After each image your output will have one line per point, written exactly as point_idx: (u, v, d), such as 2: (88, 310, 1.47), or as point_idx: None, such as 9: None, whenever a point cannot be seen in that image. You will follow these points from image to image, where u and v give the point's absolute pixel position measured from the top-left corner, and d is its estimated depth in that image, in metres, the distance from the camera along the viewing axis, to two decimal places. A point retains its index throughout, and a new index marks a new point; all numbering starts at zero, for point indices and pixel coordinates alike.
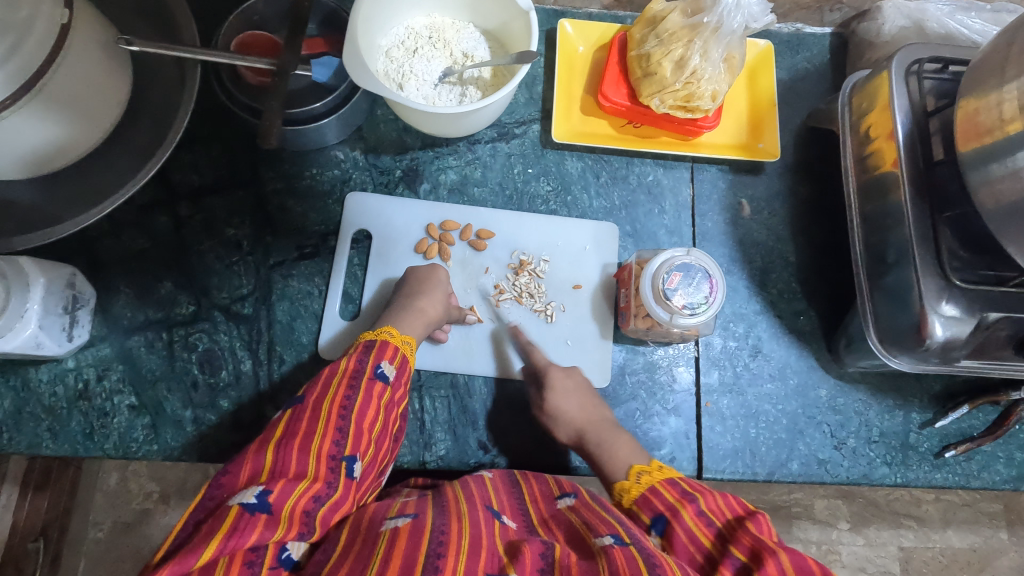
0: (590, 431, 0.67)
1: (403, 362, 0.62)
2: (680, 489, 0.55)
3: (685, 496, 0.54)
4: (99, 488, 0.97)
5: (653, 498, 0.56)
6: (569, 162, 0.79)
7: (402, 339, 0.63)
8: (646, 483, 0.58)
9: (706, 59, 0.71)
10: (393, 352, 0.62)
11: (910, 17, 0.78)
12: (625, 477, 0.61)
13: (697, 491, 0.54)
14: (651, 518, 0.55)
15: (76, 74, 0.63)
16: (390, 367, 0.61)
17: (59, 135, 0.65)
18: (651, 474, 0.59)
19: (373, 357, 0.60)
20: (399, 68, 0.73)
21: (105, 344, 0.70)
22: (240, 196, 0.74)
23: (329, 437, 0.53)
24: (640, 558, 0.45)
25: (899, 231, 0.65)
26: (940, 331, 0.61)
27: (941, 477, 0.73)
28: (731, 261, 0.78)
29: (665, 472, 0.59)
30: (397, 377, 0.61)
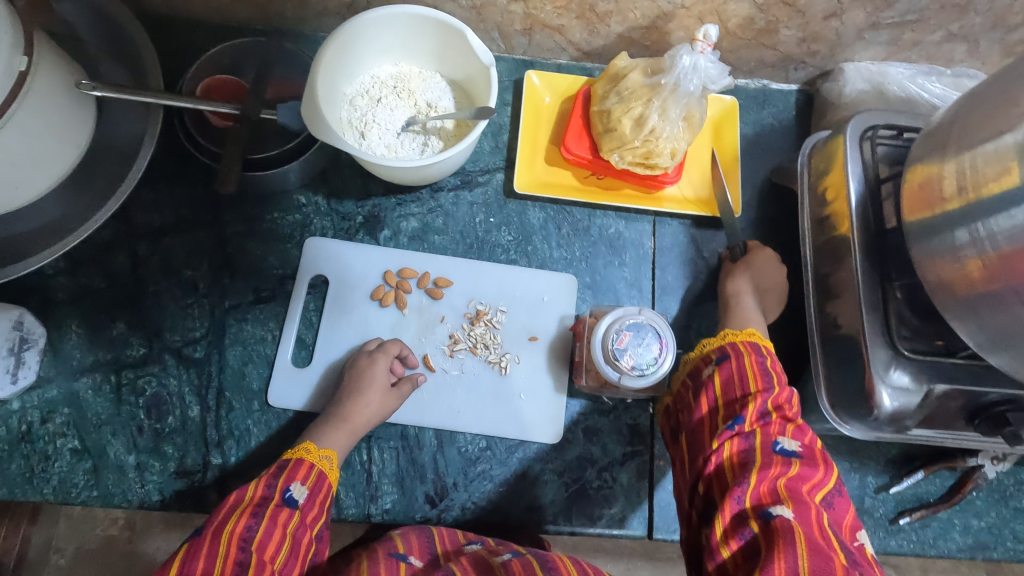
0: (753, 302, 0.72)
1: (319, 479, 0.62)
2: (766, 365, 0.60)
3: (764, 370, 0.59)
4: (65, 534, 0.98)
5: (729, 350, 0.62)
6: (532, 212, 0.80)
7: (320, 454, 0.63)
8: (744, 338, 0.64)
9: (664, 117, 0.71)
10: (304, 473, 0.61)
11: (871, 80, 0.79)
12: (735, 329, 0.67)
13: (777, 380, 0.58)
14: (716, 362, 0.62)
15: (37, 118, 0.63)
16: (300, 489, 0.60)
17: (15, 177, 0.65)
18: (735, 335, 0.65)
19: (282, 480, 0.60)
20: (363, 116, 0.74)
21: (52, 385, 0.69)
22: (199, 238, 0.74)
23: (228, 572, 0.50)
24: (534, 563, 0.54)
25: (850, 297, 0.65)
26: (889, 401, 0.61)
27: (896, 544, 0.72)
28: (690, 316, 0.78)
29: (757, 340, 0.64)
30: (309, 500, 0.60)
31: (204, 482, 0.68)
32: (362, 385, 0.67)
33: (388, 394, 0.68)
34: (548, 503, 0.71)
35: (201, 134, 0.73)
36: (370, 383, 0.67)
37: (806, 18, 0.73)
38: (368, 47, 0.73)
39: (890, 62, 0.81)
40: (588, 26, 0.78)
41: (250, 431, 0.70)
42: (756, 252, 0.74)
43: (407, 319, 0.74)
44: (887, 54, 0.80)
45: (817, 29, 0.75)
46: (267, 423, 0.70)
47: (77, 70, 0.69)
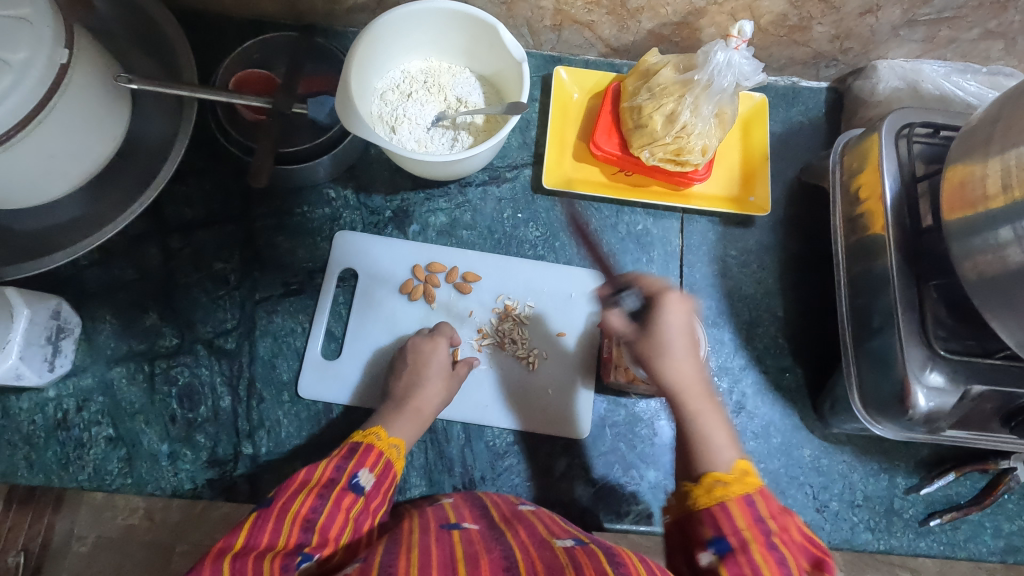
0: (689, 392, 0.56)
1: (386, 468, 0.62)
2: (755, 513, 0.48)
3: (756, 524, 0.47)
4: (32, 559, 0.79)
5: (720, 521, 0.48)
6: (559, 209, 0.80)
7: (389, 443, 0.63)
8: (715, 497, 0.50)
9: (696, 114, 0.71)
10: (372, 461, 0.61)
11: (905, 78, 0.79)
12: (695, 480, 0.52)
13: (775, 519, 0.48)
14: (711, 536, 0.48)
15: (73, 112, 0.64)
16: (367, 476, 0.60)
17: (50, 167, 0.66)
18: (728, 483, 0.50)
19: (352, 464, 0.60)
20: (393, 111, 0.74)
21: (87, 374, 0.70)
22: (230, 231, 0.75)
23: (290, 550, 0.51)
24: (599, 552, 0.51)
25: (884, 296, 0.65)
26: (923, 402, 0.60)
27: (925, 545, 0.72)
28: (717, 313, 0.78)
29: (745, 485, 0.50)
30: (374, 488, 0.60)
31: (235, 472, 0.69)
32: (423, 368, 0.69)
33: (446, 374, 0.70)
34: (574, 498, 0.71)
35: (233, 127, 0.73)
36: (432, 364, 0.69)
37: (841, 15, 0.73)
38: (399, 42, 0.74)
39: (924, 59, 0.80)
40: (618, 22, 0.77)
41: (280, 423, 0.71)
42: (668, 303, 0.56)
43: (435, 313, 0.75)
44: (921, 52, 0.79)
45: (852, 25, 0.74)
46: (297, 415, 0.71)
47: (112, 63, 0.69)
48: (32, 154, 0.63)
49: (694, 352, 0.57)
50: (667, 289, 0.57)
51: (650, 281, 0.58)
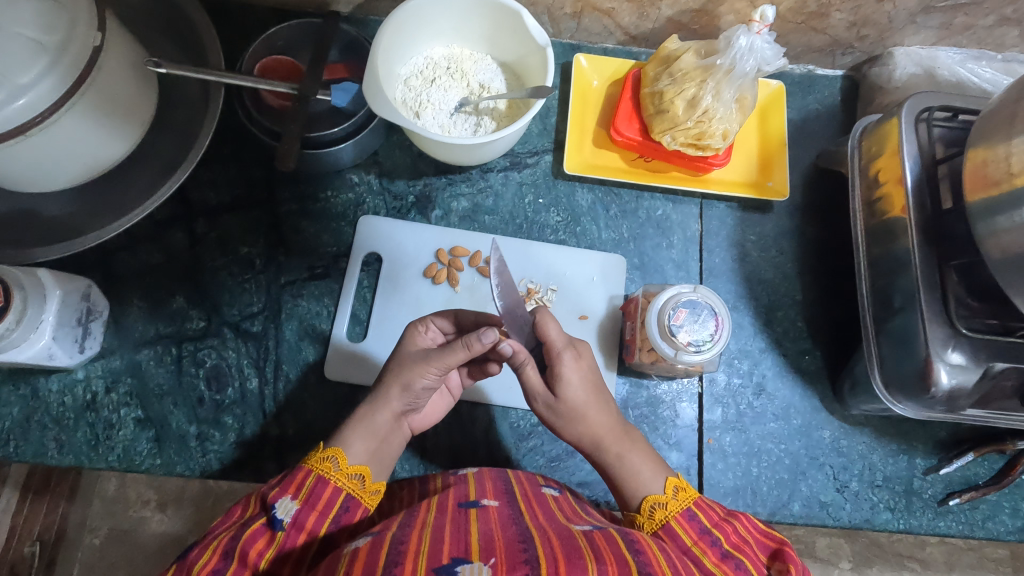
0: (607, 439, 0.62)
1: (313, 488, 0.53)
2: (699, 528, 0.53)
3: (703, 538, 0.53)
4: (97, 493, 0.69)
5: (668, 541, 0.54)
6: (580, 194, 0.81)
7: (322, 457, 0.55)
8: (658, 521, 0.55)
9: (718, 99, 0.72)
10: (296, 486, 0.53)
11: (922, 65, 0.80)
12: (638, 508, 0.58)
13: (717, 527, 0.53)
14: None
15: (104, 94, 0.64)
16: (287, 505, 0.52)
17: (80, 150, 0.66)
18: (666, 505, 0.56)
19: (273, 494, 0.52)
20: (417, 96, 0.75)
21: (115, 356, 0.71)
22: (255, 216, 0.76)
23: None
24: (619, 539, 0.49)
25: (905, 276, 0.65)
26: (946, 379, 0.61)
27: (944, 525, 0.73)
28: (737, 297, 0.79)
29: (681, 501, 0.56)
30: (300, 514, 0.51)
31: (264, 454, 0.69)
32: (399, 358, 0.63)
33: (451, 349, 0.58)
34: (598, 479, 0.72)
35: (259, 113, 0.74)
36: (406, 354, 0.63)
37: (860, 2, 0.74)
38: (423, 28, 0.74)
39: (940, 47, 0.81)
40: (638, 9, 0.78)
41: (307, 405, 0.71)
42: (559, 364, 0.61)
43: (459, 296, 0.76)
44: (937, 39, 0.80)
45: (870, 12, 0.75)
46: (324, 397, 0.72)
47: (141, 48, 0.70)
48: (64, 136, 0.63)
49: (602, 399, 0.63)
50: (562, 349, 0.61)
51: (546, 330, 0.61)
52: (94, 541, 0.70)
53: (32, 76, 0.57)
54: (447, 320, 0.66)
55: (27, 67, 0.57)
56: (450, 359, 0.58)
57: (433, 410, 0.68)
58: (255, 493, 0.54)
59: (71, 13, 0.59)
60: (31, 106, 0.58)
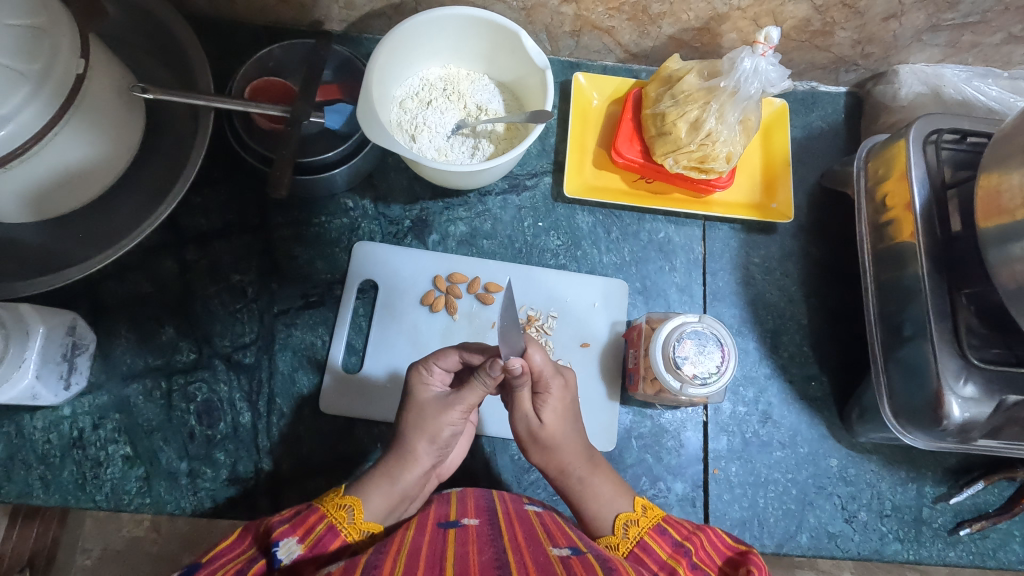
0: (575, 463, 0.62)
1: (319, 536, 0.53)
2: (671, 543, 0.57)
3: (677, 550, 0.56)
4: (89, 513, 0.91)
5: (644, 556, 0.57)
6: (580, 217, 0.79)
7: (339, 504, 0.56)
8: (633, 538, 0.58)
9: (722, 121, 0.70)
10: (306, 528, 0.53)
11: (928, 83, 0.78)
12: (610, 531, 0.60)
13: (688, 539, 0.57)
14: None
15: (89, 124, 0.63)
16: (291, 546, 0.51)
17: (62, 182, 0.64)
18: (638, 522, 0.59)
19: (283, 528, 0.52)
20: (413, 119, 0.73)
21: (103, 391, 0.68)
22: (247, 242, 0.74)
23: None
24: (595, 563, 0.48)
25: (915, 304, 0.64)
26: (957, 412, 0.60)
27: (955, 555, 0.71)
28: (742, 322, 0.77)
29: (652, 517, 0.60)
30: (300, 560, 0.51)
31: (257, 493, 0.67)
32: (417, 407, 0.62)
33: (470, 387, 0.59)
34: None
35: (250, 136, 0.72)
36: (424, 403, 0.62)
37: (865, 20, 0.72)
38: (418, 48, 0.72)
39: (945, 64, 0.79)
40: (638, 27, 0.76)
41: (302, 439, 0.69)
42: (547, 388, 0.61)
43: (458, 325, 0.74)
44: (943, 56, 0.78)
45: (875, 30, 0.74)
46: (319, 430, 0.70)
47: (126, 72, 0.68)
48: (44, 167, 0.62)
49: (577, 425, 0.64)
50: (550, 377, 0.61)
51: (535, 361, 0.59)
52: (87, 560, 0.90)
53: (11, 107, 0.55)
54: (450, 358, 0.63)
55: (4, 99, 0.54)
56: (471, 398, 0.59)
57: (457, 454, 0.69)
58: (257, 521, 0.55)
59: (53, 40, 0.57)
60: (10, 138, 0.55)
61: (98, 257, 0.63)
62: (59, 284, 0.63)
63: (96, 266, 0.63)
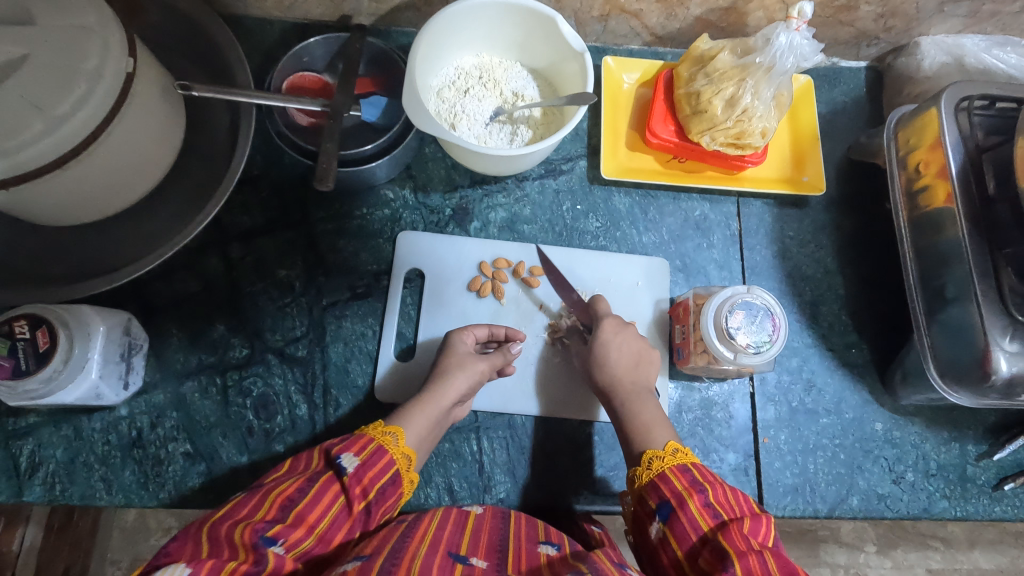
0: (631, 387, 0.67)
1: (375, 451, 0.57)
2: (690, 477, 0.56)
3: (693, 486, 0.55)
4: (116, 525, 0.98)
5: (661, 484, 0.57)
6: (617, 198, 0.80)
7: (385, 431, 0.60)
8: (656, 470, 0.58)
9: (757, 97, 0.72)
10: (360, 446, 0.57)
11: (950, 53, 0.80)
12: (639, 463, 0.60)
13: (709, 482, 0.56)
14: (658, 503, 0.56)
15: (117, 149, 0.62)
16: (351, 459, 0.55)
17: (92, 193, 0.64)
18: (664, 458, 0.59)
19: (340, 445, 0.57)
20: (452, 108, 0.74)
21: (159, 390, 0.69)
22: (291, 236, 0.74)
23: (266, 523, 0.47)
24: None
25: (957, 266, 0.65)
26: (1005, 367, 0.62)
27: (1000, 510, 0.73)
28: (781, 294, 0.79)
29: (680, 458, 0.59)
30: (361, 469, 0.55)
31: None
32: (454, 354, 0.68)
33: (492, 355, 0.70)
34: None
35: (291, 131, 0.72)
36: (458, 352, 0.68)
37: None
38: (455, 37, 0.73)
39: (965, 34, 0.81)
40: (666, 9, 0.78)
41: (360, 428, 0.70)
42: (604, 325, 0.70)
43: (505, 309, 0.74)
44: (963, 27, 0.80)
45: (898, 3, 0.76)
46: (375, 418, 0.70)
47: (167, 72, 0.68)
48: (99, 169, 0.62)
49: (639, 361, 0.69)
50: (604, 315, 0.71)
51: (600, 307, 0.71)
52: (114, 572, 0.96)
53: (68, 106, 0.55)
54: (484, 329, 0.71)
55: (62, 98, 0.55)
56: (496, 360, 0.69)
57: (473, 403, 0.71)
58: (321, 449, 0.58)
59: (104, 38, 0.57)
60: (67, 138, 0.56)
61: (153, 256, 0.63)
62: (117, 283, 0.63)
63: (152, 264, 0.63)
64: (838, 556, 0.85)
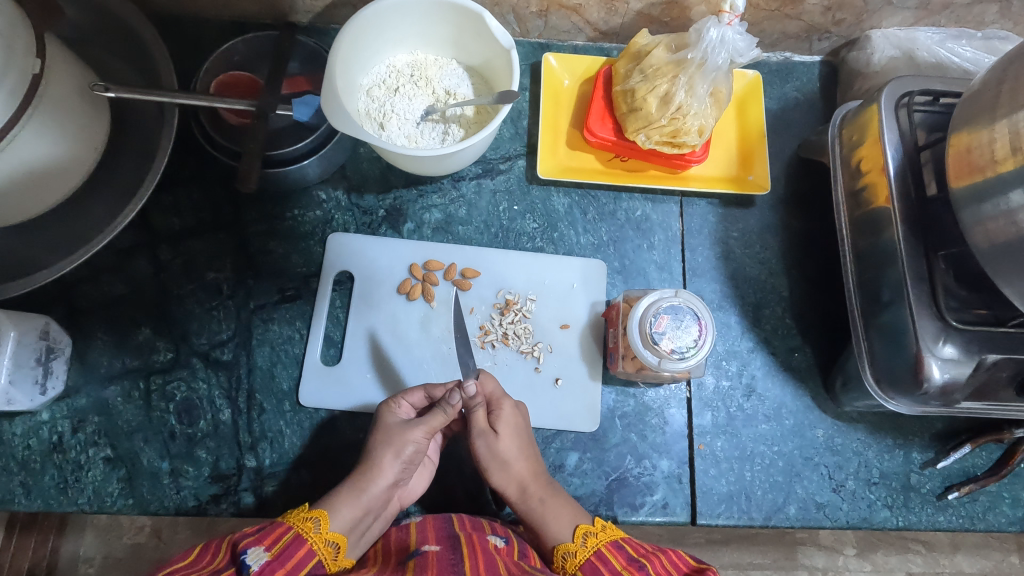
0: (531, 484, 0.64)
1: (286, 545, 0.55)
2: (626, 556, 0.59)
3: (631, 564, 0.58)
4: None
5: (600, 565, 0.59)
6: (556, 199, 0.78)
7: (305, 517, 0.58)
8: (590, 548, 0.61)
9: (691, 94, 0.69)
10: (273, 538, 0.55)
11: (901, 47, 0.77)
12: (570, 537, 0.62)
13: (644, 556, 0.59)
14: None
15: (19, 157, 0.60)
16: (258, 555, 0.53)
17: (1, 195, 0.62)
18: (597, 535, 0.61)
19: (247, 539, 0.54)
20: (381, 107, 0.72)
21: (81, 394, 0.68)
22: (220, 239, 0.73)
23: None
24: None
25: (892, 269, 0.63)
26: (937, 374, 0.59)
27: (945, 519, 0.71)
28: (723, 296, 0.76)
29: (610, 533, 0.61)
30: (268, 566, 0.53)
31: (241, 490, 0.67)
32: (382, 430, 0.64)
33: (431, 412, 0.64)
34: (588, 493, 0.70)
35: (217, 131, 0.71)
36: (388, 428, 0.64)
37: None
38: (383, 35, 0.72)
39: (918, 27, 0.78)
40: (605, 4, 0.76)
41: (284, 433, 0.69)
42: (500, 412, 0.65)
43: (436, 312, 0.73)
44: (915, 19, 0.77)
45: None
46: (300, 424, 0.69)
47: (88, 73, 0.67)
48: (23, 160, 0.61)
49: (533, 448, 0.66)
50: (502, 398, 0.66)
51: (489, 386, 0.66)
52: None
53: None
54: (418, 393, 0.66)
55: None
56: (433, 421, 0.64)
57: (418, 481, 0.68)
58: (223, 539, 0.56)
59: (7, 38, 0.56)
60: None
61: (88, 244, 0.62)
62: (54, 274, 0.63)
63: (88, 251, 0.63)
64: (816, 559, 0.76)
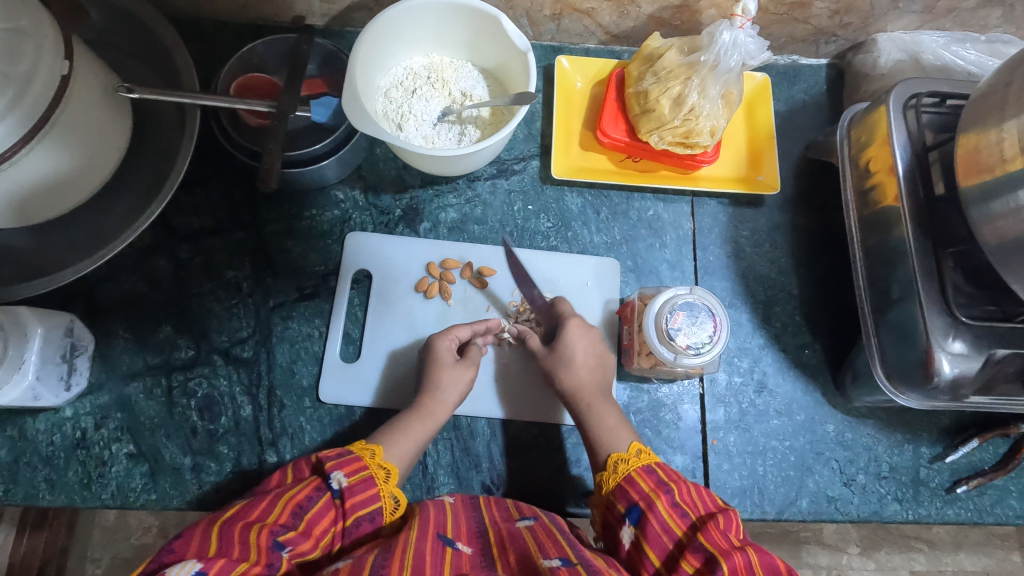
0: (586, 393, 0.67)
1: (366, 479, 0.56)
2: (656, 478, 0.58)
3: (659, 487, 0.58)
4: (97, 523, 1.00)
5: (628, 488, 0.59)
6: (569, 198, 0.79)
7: (379, 463, 0.58)
8: (622, 473, 0.60)
9: (704, 95, 0.71)
10: (354, 467, 0.56)
11: (906, 50, 0.79)
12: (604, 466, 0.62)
13: (674, 481, 0.58)
14: (626, 506, 0.58)
15: (44, 160, 0.61)
16: (343, 478, 0.55)
17: (27, 196, 0.64)
18: (627, 462, 0.61)
19: (331, 463, 0.56)
20: (399, 108, 0.74)
21: (104, 391, 0.69)
22: (239, 238, 0.74)
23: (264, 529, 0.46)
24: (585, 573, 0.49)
25: (902, 266, 0.64)
26: (947, 368, 0.60)
27: (953, 512, 0.72)
28: (733, 294, 0.78)
29: (644, 459, 0.61)
30: (353, 490, 0.54)
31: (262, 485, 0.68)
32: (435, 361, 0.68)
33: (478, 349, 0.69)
34: None
35: (237, 132, 0.72)
36: (441, 360, 0.68)
37: None
38: (400, 38, 0.73)
39: (924, 30, 0.80)
40: (617, 8, 0.77)
41: (303, 429, 0.70)
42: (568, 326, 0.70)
43: (453, 309, 0.74)
44: (921, 23, 0.79)
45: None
46: (320, 420, 0.70)
47: (111, 74, 0.68)
48: (49, 163, 0.62)
49: (596, 365, 0.69)
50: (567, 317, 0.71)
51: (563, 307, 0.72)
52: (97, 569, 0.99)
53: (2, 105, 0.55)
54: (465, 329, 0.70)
55: None
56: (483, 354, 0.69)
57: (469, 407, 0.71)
58: (310, 458, 0.58)
59: (36, 40, 0.56)
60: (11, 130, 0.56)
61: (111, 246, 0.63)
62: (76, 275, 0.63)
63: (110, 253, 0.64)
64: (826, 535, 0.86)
